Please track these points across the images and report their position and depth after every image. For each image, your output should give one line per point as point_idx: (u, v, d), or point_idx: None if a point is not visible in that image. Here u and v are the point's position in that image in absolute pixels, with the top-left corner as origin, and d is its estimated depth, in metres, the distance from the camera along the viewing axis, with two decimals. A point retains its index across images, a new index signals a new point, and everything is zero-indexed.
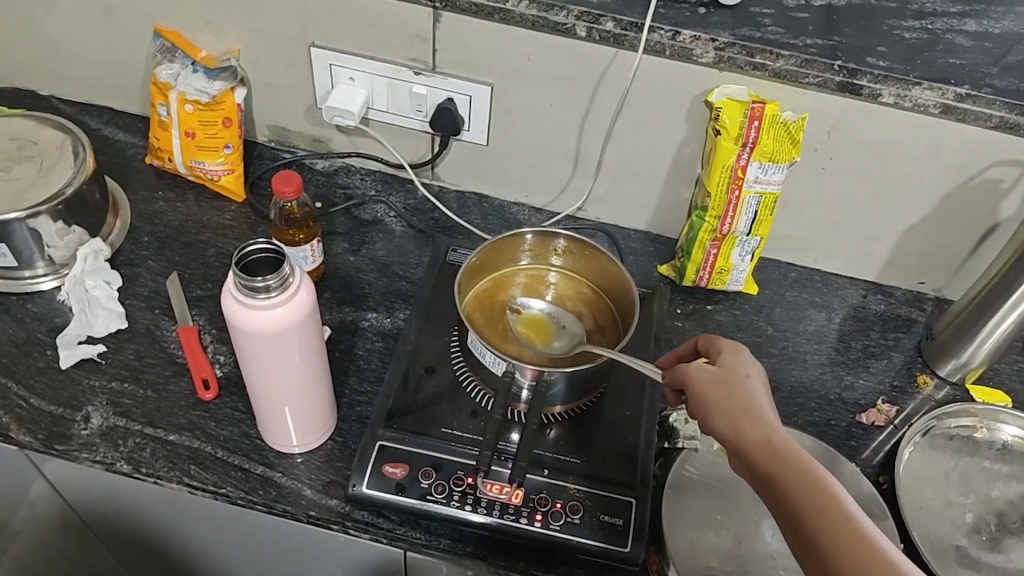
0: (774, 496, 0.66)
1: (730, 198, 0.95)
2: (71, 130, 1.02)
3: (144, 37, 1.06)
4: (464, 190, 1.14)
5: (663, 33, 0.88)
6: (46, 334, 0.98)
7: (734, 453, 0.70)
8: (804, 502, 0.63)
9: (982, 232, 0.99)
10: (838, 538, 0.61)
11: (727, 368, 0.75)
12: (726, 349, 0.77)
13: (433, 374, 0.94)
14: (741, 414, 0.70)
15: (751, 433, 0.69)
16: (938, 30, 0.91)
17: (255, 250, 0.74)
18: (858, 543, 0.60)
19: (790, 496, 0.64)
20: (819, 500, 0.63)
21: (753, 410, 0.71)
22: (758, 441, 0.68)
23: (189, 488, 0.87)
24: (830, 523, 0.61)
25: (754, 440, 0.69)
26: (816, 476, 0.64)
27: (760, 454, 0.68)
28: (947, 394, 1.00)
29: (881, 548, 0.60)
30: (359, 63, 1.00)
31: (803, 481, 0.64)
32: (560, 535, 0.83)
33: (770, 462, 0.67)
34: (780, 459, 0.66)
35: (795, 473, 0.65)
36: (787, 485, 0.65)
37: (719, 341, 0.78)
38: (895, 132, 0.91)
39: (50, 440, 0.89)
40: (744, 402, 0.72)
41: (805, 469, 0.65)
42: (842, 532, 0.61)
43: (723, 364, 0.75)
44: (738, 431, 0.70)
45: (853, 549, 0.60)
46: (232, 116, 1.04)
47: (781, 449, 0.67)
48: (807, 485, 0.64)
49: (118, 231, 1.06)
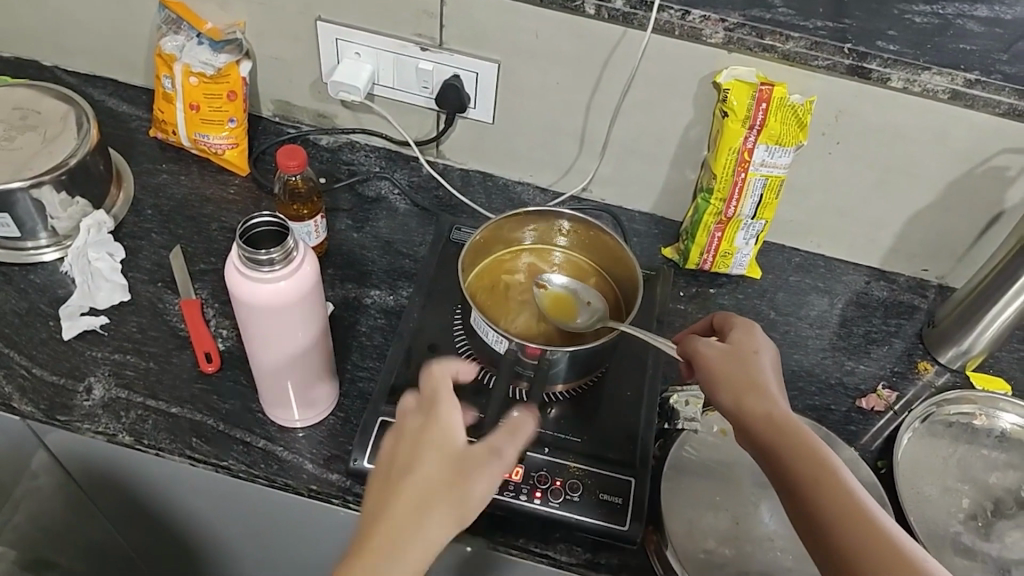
0: (779, 473, 0.66)
1: (736, 180, 0.95)
2: (76, 101, 1.02)
3: (150, 8, 1.05)
4: (468, 169, 1.14)
5: (672, 12, 0.87)
6: (49, 305, 0.98)
7: (740, 429, 0.70)
8: (810, 480, 0.64)
9: (987, 219, 0.99)
10: (844, 519, 0.61)
11: (738, 346, 0.75)
12: (738, 325, 0.77)
13: (435, 352, 0.94)
14: (749, 392, 0.71)
15: (757, 410, 0.69)
16: (948, 15, 0.91)
17: (258, 223, 0.74)
18: (866, 527, 0.61)
19: (796, 473, 0.65)
20: (827, 481, 0.63)
21: (762, 388, 0.71)
22: (766, 418, 0.69)
23: (190, 460, 0.88)
24: (837, 504, 0.62)
25: (758, 417, 0.69)
26: (822, 455, 0.65)
27: (768, 431, 0.68)
28: (947, 381, 1.00)
29: (887, 533, 0.60)
30: (365, 38, 0.99)
31: (810, 460, 0.65)
32: (560, 513, 0.84)
33: (777, 439, 0.67)
34: (788, 436, 0.67)
35: (802, 451, 0.65)
36: (793, 463, 0.65)
37: (731, 318, 0.79)
38: (903, 117, 0.91)
39: (52, 411, 0.89)
40: (753, 379, 0.72)
41: (813, 447, 0.66)
42: (849, 514, 0.61)
43: (734, 341, 0.75)
44: (746, 407, 0.70)
45: (859, 532, 0.61)
46: (237, 90, 1.03)
47: (789, 427, 0.67)
48: (812, 462, 0.65)
49: (122, 203, 1.06)
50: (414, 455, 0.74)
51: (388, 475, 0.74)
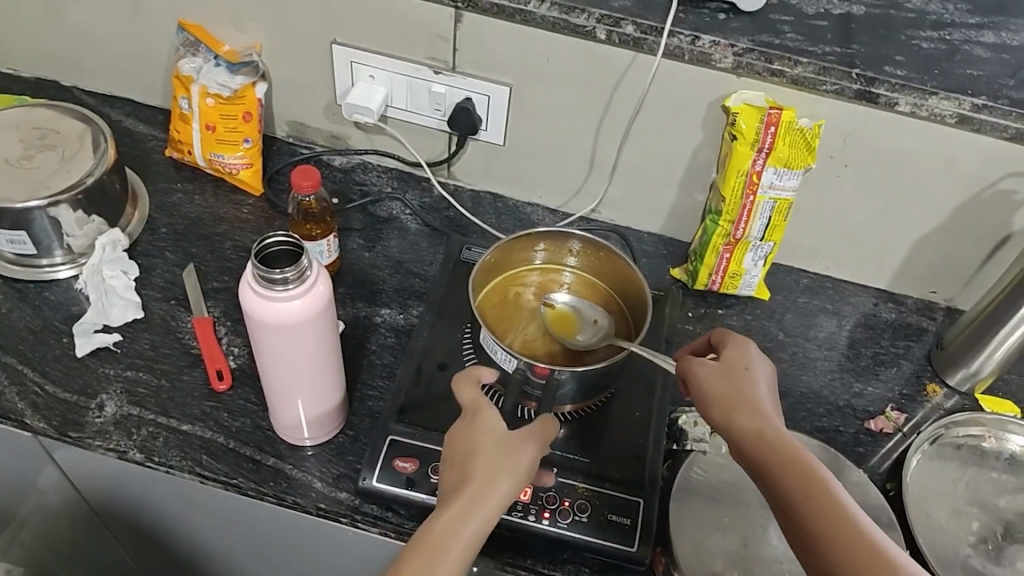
0: (773, 492, 0.66)
1: (745, 203, 0.96)
2: (94, 121, 1.04)
3: (167, 30, 1.07)
4: (479, 190, 1.15)
5: (682, 38, 0.88)
6: (63, 322, 0.99)
7: (734, 447, 0.70)
8: (804, 498, 0.64)
9: (994, 243, 0.99)
10: (841, 537, 0.61)
11: (730, 364, 0.75)
12: (730, 341, 0.78)
13: (445, 371, 0.95)
14: (737, 407, 0.71)
15: (745, 426, 0.70)
16: (956, 41, 0.92)
17: (273, 242, 0.74)
18: (862, 545, 0.61)
19: (789, 491, 0.65)
20: (821, 498, 0.63)
21: (755, 405, 0.71)
22: (759, 435, 0.69)
23: (200, 478, 0.88)
24: (833, 522, 0.62)
25: (747, 434, 0.69)
26: (813, 471, 0.65)
27: (761, 449, 0.68)
28: (956, 403, 1.00)
29: (884, 550, 0.60)
30: (379, 62, 1.01)
31: (803, 476, 0.65)
32: (568, 533, 0.84)
33: (770, 456, 0.67)
34: (781, 453, 0.67)
35: (796, 467, 0.66)
36: (786, 480, 0.65)
37: (724, 335, 0.79)
38: (907, 141, 0.92)
39: (64, 427, 0.90)
40: (746, 397, 0.72)
41: (807, 464, 0.66)
42: (845, 531, 0.61)
43: (726, 358, 0.76)
44: (739, 423, 0.70)
45: (855, 548, 0.61)
46: (253, 110, 1.05)
47: (783, 445, 0.68)
48: (802, 478, 0.65)
49: (136, 222, 1.07)
50: (478, 428, 0.76)
51: (455, 447, 0.76)
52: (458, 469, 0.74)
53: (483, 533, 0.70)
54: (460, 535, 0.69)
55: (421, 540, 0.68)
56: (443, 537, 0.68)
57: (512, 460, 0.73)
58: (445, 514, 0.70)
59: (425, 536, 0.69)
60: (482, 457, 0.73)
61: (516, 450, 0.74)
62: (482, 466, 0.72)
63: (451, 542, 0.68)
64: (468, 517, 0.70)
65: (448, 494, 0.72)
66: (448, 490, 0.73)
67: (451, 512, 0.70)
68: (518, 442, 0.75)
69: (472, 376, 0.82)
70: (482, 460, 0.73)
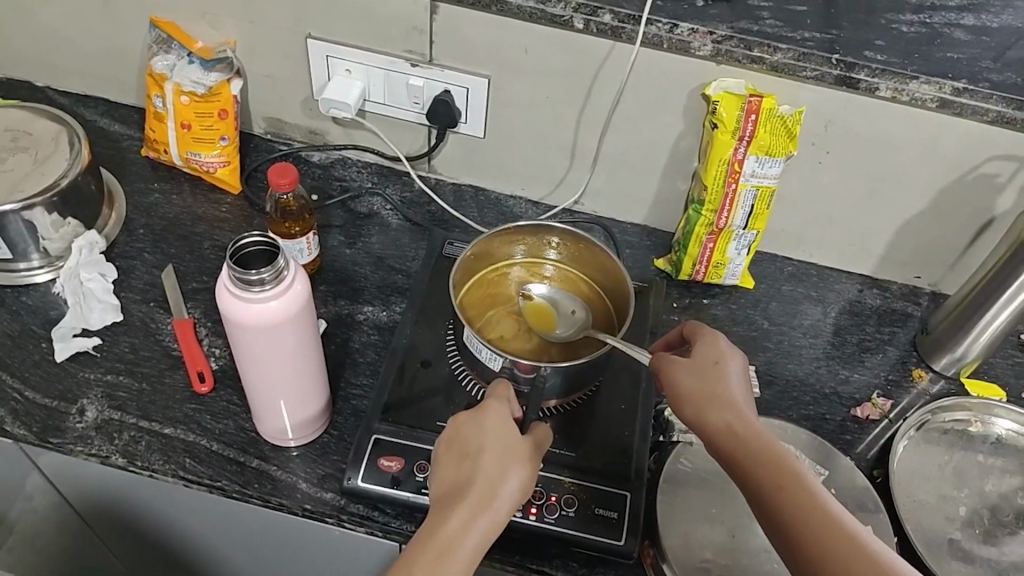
0: (749, 488, 0.65)
1: (727, 192, 0.95)
2: (67, 121, 1.02)
3: (140, 28, 1.06)
4: (460, 183, 1.14)
5: (660, 26, 0.87)
6: (41, 326, 0.97)
7: (708, 444, 0.70)
8: (780, 492, 0.63)
9: (978, 225, 0.99)
10: (820, 530, 0.61)
11: (701, 359, 0.74)
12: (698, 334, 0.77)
13: (428, 368, 0.94)
14: (713, 403, 0.71)
15: (719, 421, 0.69)
16: (936, 25, 0.91)
17: (248, 242, 0.73)
18: (842, 536, 0.60)
19: (765, 487, 0.64)
20: (797, 491, 0.63)
21: (727, 401, 0.71)
22: (732, 431, 0.68)
23: (184, 481, 0.87)
24: (811, 516, 0.61)
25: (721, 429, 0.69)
26: (790, 466, 0.65)
27: (736, 444, 0.67)
28: (942, 388, 1.00)
29: (863, 540, 0.60)
30: (356, 55, 0.99)
31: (778, 473, 0.65)
32: (555, 528, 0.84)
33: (744, 454, 0.67)
34: (755, 451, 0.66)
35: (771, 465, 0.65)
36: (763, 475, 0.65)
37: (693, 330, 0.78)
38: (888, 125, 0.91)
39: (45, 433, 0.89)
40: (719, 391, 0.71)
41: (783, 461, 0.65)
42: (821, 524, 0.61)
43: (699, 352, 0.75)
44: (714, 421, 0.70)
45: (837, 540, 0.60)
46: (228, 108, 1.03)
47: (756, 442, 0.67)
48: (778, 472, 0.64)
49: (114, 223, 1.06)
50: (492, 432, 0.75)
51: (466, 445, 0.75)
52: (463, 471, 0.73)
53: (489, 536, 0.69)
54: (467, 538, 0.68)
55: (427, 542, 0.67)
56: (452, 539, 0.68)
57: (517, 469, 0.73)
58: (453, 516, 0.69)
59: (429, 540, 0.67)
60: (488, 462, 0.73)
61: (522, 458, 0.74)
62: (488, 469, 0.72)
63: (458, 547, 0.67)
64: (475, 520, 0.69)
65: (453, 495, 0.71)
66: (450, 493, 0.71)
67: (457, 515, 0.69)
68: (523, 450, 0.74)
69: (502, 385, 0.82)
70: (495, 464, 0.72)
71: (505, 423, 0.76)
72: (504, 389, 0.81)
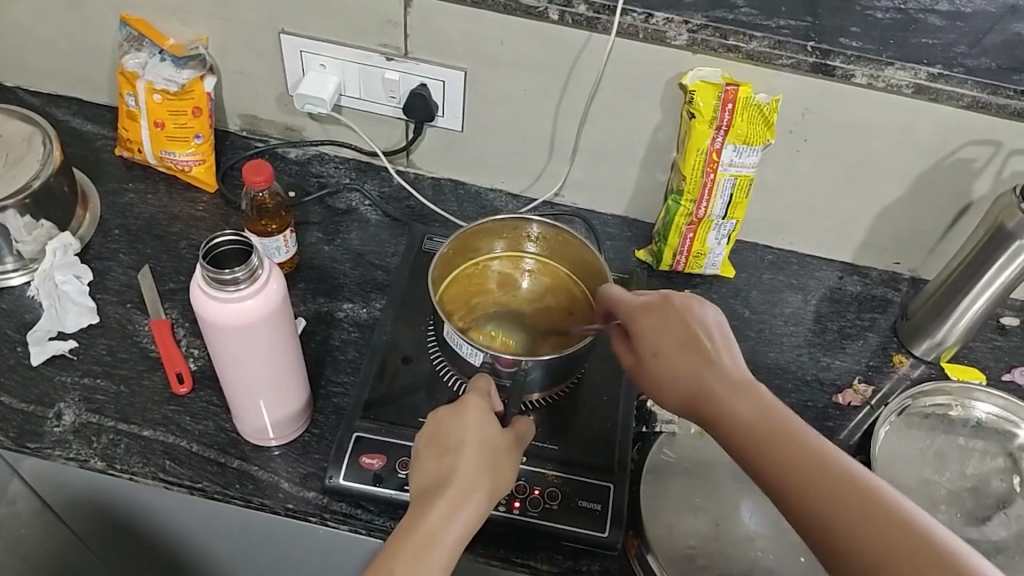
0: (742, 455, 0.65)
1: (705, 181, 0.95)
2: (38, 122, 1.00)
3: (110, 25, 1.04)
4: (439, 177, 1.13)
5: (636, 16, 0.87)
6: (16, 330, 0.96)
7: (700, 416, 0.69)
8: (766, 459, 0.63)
9: (955, 211, 0.99)
10: (804, 490, 0.60)
11: (674, 328, 0.72)
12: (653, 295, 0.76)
13: (410, 364, 0.93)
14: (693, 376, 0.69)
15: (703, 394, 0.68)
16: (910, 11, 0.91)
17: (223, 241, 0.72)
18: (823, 486, 0.60)
19: (749, 453, 0.64)
20: (781, 457, 0.62)
21: (706, 371, 0.69)
22: (715, 403, 0.67)
23: (164, 483, 0.87)
24: (787, 470, 0.61)
25: (708, 402, 0.68)
26: (772, 430, 0.64)
27: (720, 416, 0.67)
28: (922, 372, 1.01)
29: (849, 497, 0.59)
30: (330, 50, 0.99)
31: (752, 431, 0.64)
32: (539, 522, 0.84)
33: (723, 423, 0.66)
34: (727, 411, 0.66)
35: (744, 424, 0.65)
36: (750, 444, 0.64)
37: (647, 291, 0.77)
38: (865, 113, 0.91)
39: (22, 438, 0.88)
40: (694, 363, 0.70)
41: (753, 415, 0.65)
42: (806, 486, 0.60)
43: (671, 321, 0.73)
44: (692, 391, 0.69)
45: (818, 490, 0.60)
46: (202, 106, 1.02)
47: (725, 400, 0.67)
48: (763, 439, 0.63)
49: (88, 225, 1.04)
50: (470, 427, 0.74)
51: (443, 439, 0.74)
52: (443, 465, 0.72)
53: (470, 530, 0.69)
54: (448, 531, 0.68)
55: (406, 538, 0.67)
56: (432, 533, 0.67)
57: (497, 464, 0.73)
58: (432, 511, 0.69)
59: (410, 536, 0.67)
60: (467, 456, 0.72)
61: (501, 453, 0.74)
62: (468, 465, 0.71)
63: (439, 541, 0.67)
64: (455, 514, 0.69)
65: (433, 489, 0.71)
66: (430, 487, 0.71)
67: (438, 508, 0.69)
68: (503, 447, 0.74)
69: (484, 380, 0.81)
70: (475, 458, 0.72)
71: (485, 418, 0.75)
72: (485, 384, 0.80)
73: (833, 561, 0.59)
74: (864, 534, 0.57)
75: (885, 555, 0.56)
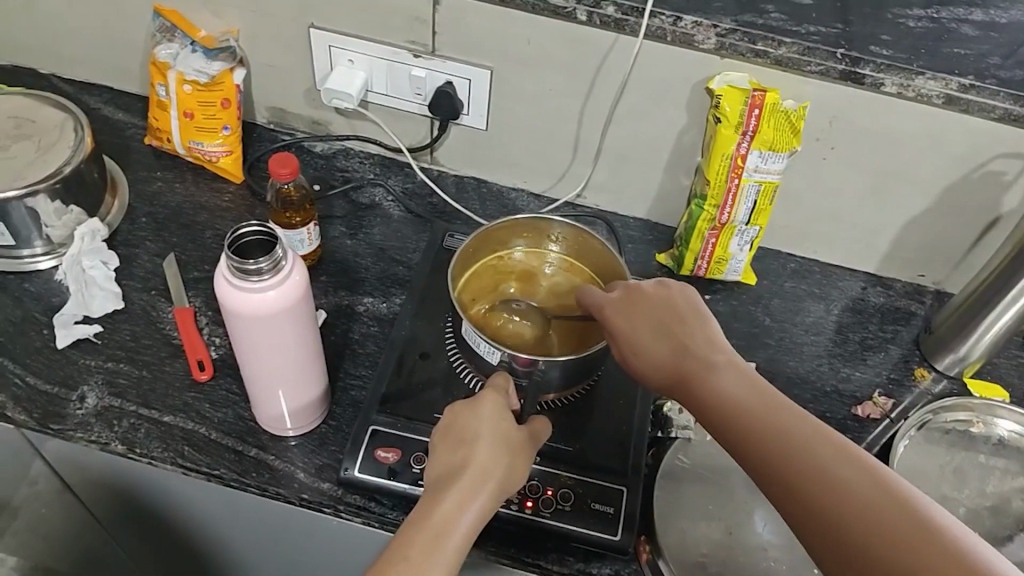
0: (742, 447, 0.63)
1: (729, 187, 0.94)
2: (72, 109, 1.02)
3: (143, 16, 1.05)
4: (462, 175, 1.13)
5: (664, 18, 0.87)
6: (43, 313, 0.98)
7: (698, 411, 0.68)
8: (766, 449, 0.62)
9: (983, 225, 0.98)
10: (805, 479, 0.59)
11: (673, 319, 0.74)
12: (649, 286, 0.77)
13: (427, 360, 0.94)
14: (693, 366, 0.70)
15: (701, 383, 0.68)
16: (943, 20, 0.90)
17: (247, 232, 0.73)
18: (824, 474, 0.59)
19: (749, 443, 0.63)
20: (780, 446, 0.61)
21: (705, 361, 0.69)
22: (716, 393, 0.67)
23: (182, 469, 0.88)
24: (786, 456, 0.60)
25: (707, 392, 0.67)
26: (771, 420, 0.63)
27: (722, 407, 0.66)
28: (945, 388, 1.00)
29: (850, 484, 0.57)
30: (358, 46, 0.99)
31: (747, 416, 0.64)
32: (552, 523, 0.84)
33: (723, 413, 0.66)
34: (723, 398, 0.66)
35: (742, 409, 0.64)
36: (750, 434, 0.63)
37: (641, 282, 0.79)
38: (893, 122, 0.90)
39: (45, 419, 0.89)
40: (694, 351, 0.71)
41: (751, 402, 0.65)
42: (807, 475, 0.59)
43: (671, 313, 0.75)
44: (693, 381, 0.69)
45: (817, 479, 0.59)
46: (231, 98, 1.03)
47: (724, 388, 0.67)
48: (762, 428, 0.63)
49: (117, 212, 1.06)
50: (482, 420, 0.75)
51: (456, 432, 0.75)
52: (457, 456, 0.72)
53: (482, 519, 0.69)
54: (461, 520, 0.68)
55: (420, 525, 0.67)
56: (446, 521, 0.67)
57: (511, 458, 0.74)
58: (445, 500, 0.69)
59: (423, 522, 0.67)
60: (483, 448, 0.72)
61: (515, 448, 0.74)
62: (484, 456, 0.72)
63: (453, 529, 0.67)
64: (468, 503, 0.69)
65: (445, 478, 0.71)
66: (442, 476, 0.71)
67: (453, 496, 0.69)
68: (518, 442, 0.75)
69: (506, 378, 0.82)
70: (489, 449, 0.72)
71: (499, 414, 0.76)
72: (503, 382, 0.81)
73: (831, 551, 0.57)
74: (865, 522, 0.56)
75: (885, 542, 0.55)
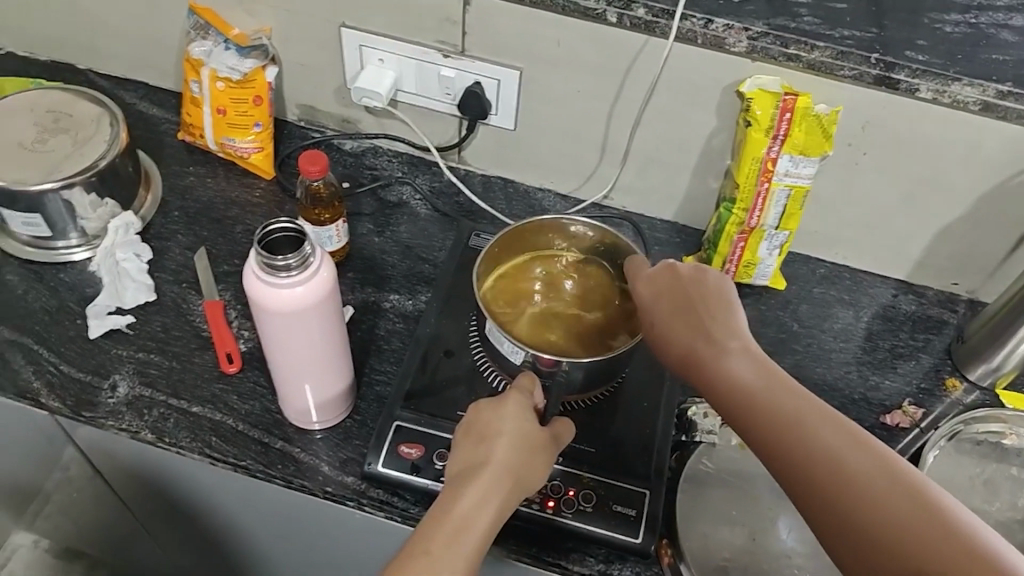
0: (759, 441, 0.63)
1: (759, 191, 0.94)
2: (108, 104, 1.04)
3: (178, 13, 1.07)
4: (490, 174, 1.14)
5: (695, 21, 0.86)
6: (77, 303, 1.00)
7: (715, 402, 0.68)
8: (782, 443, 0.61)
9: (1020, 233, 0.96)
10: (821, 475, 0.59)
11: (693, 306, 0.73)
12: (669, 275, 0.76)
13: (451, 358, 0.94)
14: (712, 357, 0.69)
15: (719, 375, 0.67)
16: (982, 25, 0.88)
17: (277, 228, 0.74)
18: (841, 471, 0.58)
19: (767, 438, 0.62)
20: (795, 440, 0.61)
21: (723, 351, 0.69)
22: (733, 385, 0.66)
23: (210, 458, 0.89)
24: (803, 452, 0.60)
25: (722, 384, 0.67)
26: (786, 412, 0.62)
27: (738, 400, 0.65)
28: (976, 399, 0.98)
29: (865, 479, 0.58)
30: (389, 45, 1.00)
31: (762, 409, 0.63)
32: (573, 523, 0.84)
33: (740, 407, 0.65)
34: (740, 391, 0.65)
35: (759, 403, 0.64)
36: (766, 428, 0.63)
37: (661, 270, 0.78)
38: (928, 128, 0.89)
39: (78, 407, 0.91)
40: (713, 342, 0.70)
41: (767, 394, 0.64)
42: (822, 470, 0.59)
43: (690, 301, 0.73)
44: (711, 372, 0.68)
45: (834, 476, 0.58)
46: (263, 95, 1.04)
47: (740, 380, 0.66)
48: (778, 421, 0.62)
49: (150, 206, 1.08)
50: (502, 418, 0.75)
51: (476, 430, 0.75)
52: (476, 454, 0.73)
53: (500, 516, 0.70)
54: (479, 517, 0.68)
55: (440, 520, 0.67)
56: (465, 518, 0.68)
57: (529, 454, 0.74)
58: (464, 496, 0.69)
59: (444, 517, 0.68)
60: (502, 445, 0.73)
61: (533, 444, 0.74)
62: (503, 454, 0.72)
63: (473, 525, 0.68)
64: (488, 500, 0.69)
65: (465, 475, 0.71)
66: (462, 473, 0.72)
67: (471, 493, 0.69)
68: (537, 439, 0.75)
69: (529, 378, 0.82)
70: (507, 446, 0.73)
71: (518, 410, 0.76)
72: (527, 380, 0.81)
73: (847, 548, 0.57)
74: (883, 520, 0.56)
75: (900, 539, 0.55)
